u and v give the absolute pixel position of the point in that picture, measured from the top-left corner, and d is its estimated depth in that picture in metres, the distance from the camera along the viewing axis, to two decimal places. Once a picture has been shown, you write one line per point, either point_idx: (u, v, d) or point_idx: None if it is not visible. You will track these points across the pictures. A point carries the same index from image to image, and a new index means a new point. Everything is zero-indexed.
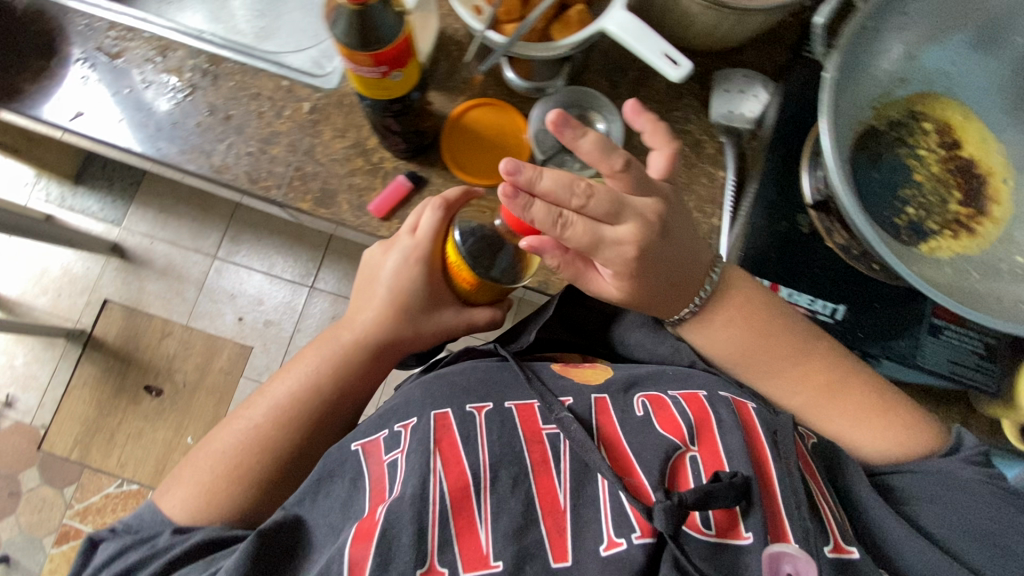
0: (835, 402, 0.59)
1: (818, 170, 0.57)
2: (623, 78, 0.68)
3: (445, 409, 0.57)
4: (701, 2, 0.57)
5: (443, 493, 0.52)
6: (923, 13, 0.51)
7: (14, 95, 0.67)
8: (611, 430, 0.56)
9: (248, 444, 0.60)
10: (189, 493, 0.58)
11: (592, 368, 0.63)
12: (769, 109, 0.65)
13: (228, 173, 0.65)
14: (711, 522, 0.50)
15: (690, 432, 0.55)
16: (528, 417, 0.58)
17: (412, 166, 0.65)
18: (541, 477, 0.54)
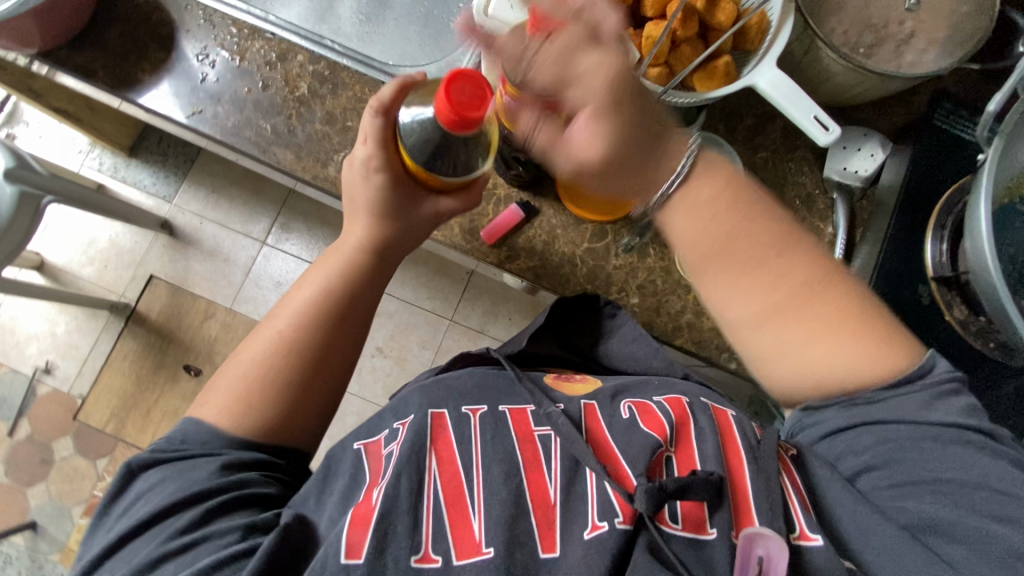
0: (809, 303, 0.51)
1: (943, 242, 0.59)
2: (740, 124, 0.67)
3: (441, 409, 0.55)
4: (847, 63, 0.57)
5: (438, 492, 0.49)
6: None
7: (131, 85, 0.66)
8: (598, 430, 0.53)
9: (264, 356, 0.56)
10: (218, 412, 0.54)
11: (583, 382, 0.61)
12: (888, 170, 0.65)
13: (343, 186, 0.65)
14: (678, 515, 0.48)
15: (672, 432, 0.52)
16: (523, 419, 0.55)
17: (524, 196, 0.65)
18: (531, 471, 0.51)
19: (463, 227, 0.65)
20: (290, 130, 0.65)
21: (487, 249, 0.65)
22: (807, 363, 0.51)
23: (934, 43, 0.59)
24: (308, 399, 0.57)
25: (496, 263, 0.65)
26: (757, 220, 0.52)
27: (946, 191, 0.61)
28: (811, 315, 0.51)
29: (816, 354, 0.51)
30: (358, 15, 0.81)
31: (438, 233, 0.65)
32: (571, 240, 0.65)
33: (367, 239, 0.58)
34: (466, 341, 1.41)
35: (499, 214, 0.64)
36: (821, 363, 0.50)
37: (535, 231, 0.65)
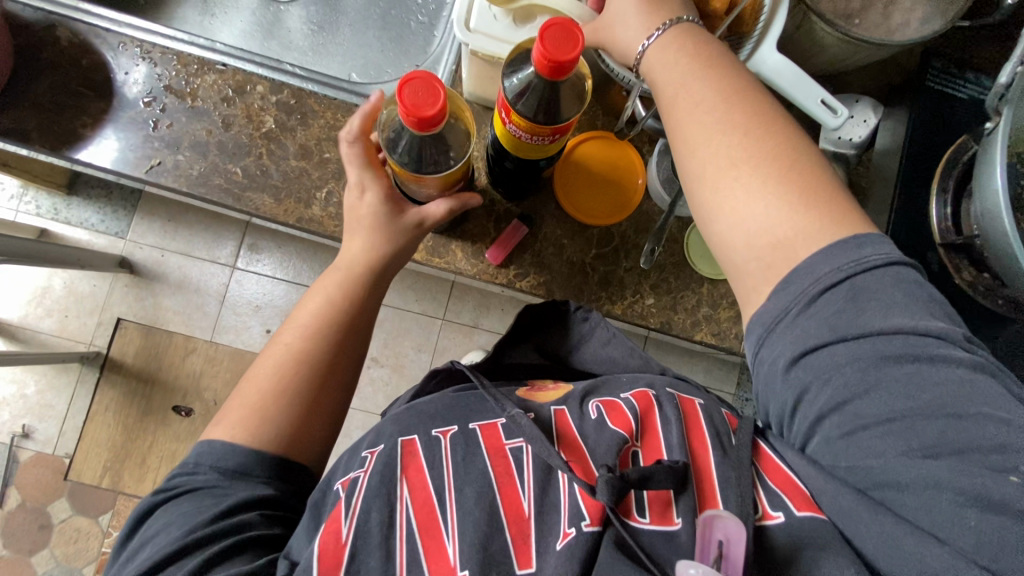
0: (781, 178, 0.44)
1: (947, 206, 0.60)
2: None
3: (411, 434, 0.51)
4: (839, 36, 0.55)
5: (409, 516, 0.47)
6: None
7: (73, 143, 0.59)
8: (569, 434, 0.51)
9: (284, 379, 0.52)
10: (238, 426, 0.51)
11: (555, 389, 0.60)
12: (883, 134, 0.64)
13: (331, 225, 0.60)
14: (646, 510, 0.46)
15: (639, 425, 0.51)
16: (495, 432, 0.51)
17: (524, 210, 0.62)
18: (506, 494, 0.48)
19: (465, 251, 0.61)
20: (263, 171, 0.60)
21: (494, 270, 0.62)
22: (757, 210, 0.43)
23: None
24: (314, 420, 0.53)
25: (506, 283, 0.62)
26: (726, 82, 0.47)
27: (948, 152, 0.61)
28: (786, 168, 0.44)
29: (764, 206, 0.43)
30: (308, 27, 0.76)
31: (441, 261, 0.61)
32: (578, 248, 0.63)
33: (375, 238, 0.53)
34: (463, 338, 1.37)
35: (504, 230, 0.61)
36: (765, 211, 0.43)
37: (540, 245, 0.63)
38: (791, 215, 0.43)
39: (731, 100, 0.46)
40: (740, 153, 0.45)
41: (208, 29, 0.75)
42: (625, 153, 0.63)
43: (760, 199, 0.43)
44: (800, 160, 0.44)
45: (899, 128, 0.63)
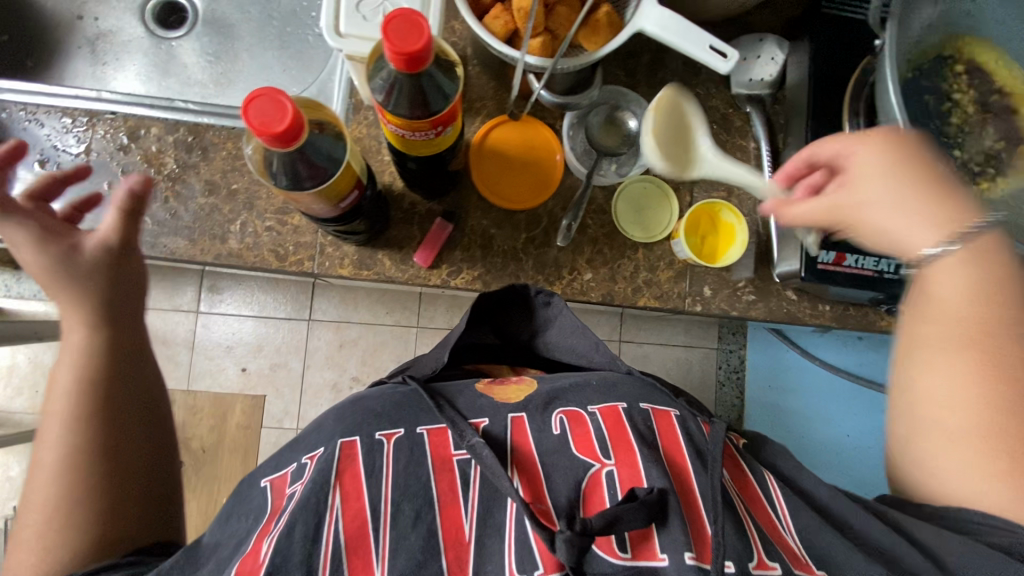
0: (1006, 387, 0.45)
1: (861, 129, 0.58)
2: (638, 64, 0.64)
3: (353, 438, 0.51)
4: None
5: (337, 534, 0.46)
6: None
7: None
8: (530, 451, 0.52)
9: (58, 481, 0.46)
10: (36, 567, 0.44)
11: (519, 383, 0.58)
12: (791, 69, 0.64)
13: (251, 256, 0.59)
14: (626, 544, 0.47)
15: (605, 445, 0.52)
16: (443, 442, 0.52)
17: (446, 207, 0.61)
18: (446, 503, 0.48)
19: (393, 258, 0.60)
20: (172, 215, 0.58)
21: (426, 272, 0.61)
22: (963, 480, 0.45)
23: None
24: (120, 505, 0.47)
25: (441, 283, 0.61)
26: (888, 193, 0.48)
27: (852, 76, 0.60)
28: (1002, 425, 0.44)
29: (973, 492, 0.45)
30: (205, 59, 0.74)
31: (371, 273, 0.60)
32: (508, 235, 0.62)
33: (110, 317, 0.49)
34: (441, 341, 1.36)
35: (427, 232, 0.60)
36: (956, 488, 0.45)
37: (473, 240, 0.62)
38: (977, 459, 0.44)
39: (939, 220, 0.47)
40: (1011, 407, 0.45)
41: (103, 80, 0.73)
42: (541, 133, 0.62)
43: (967, 368, 0.46)
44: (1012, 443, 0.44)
45: (805, 60, 0.62)
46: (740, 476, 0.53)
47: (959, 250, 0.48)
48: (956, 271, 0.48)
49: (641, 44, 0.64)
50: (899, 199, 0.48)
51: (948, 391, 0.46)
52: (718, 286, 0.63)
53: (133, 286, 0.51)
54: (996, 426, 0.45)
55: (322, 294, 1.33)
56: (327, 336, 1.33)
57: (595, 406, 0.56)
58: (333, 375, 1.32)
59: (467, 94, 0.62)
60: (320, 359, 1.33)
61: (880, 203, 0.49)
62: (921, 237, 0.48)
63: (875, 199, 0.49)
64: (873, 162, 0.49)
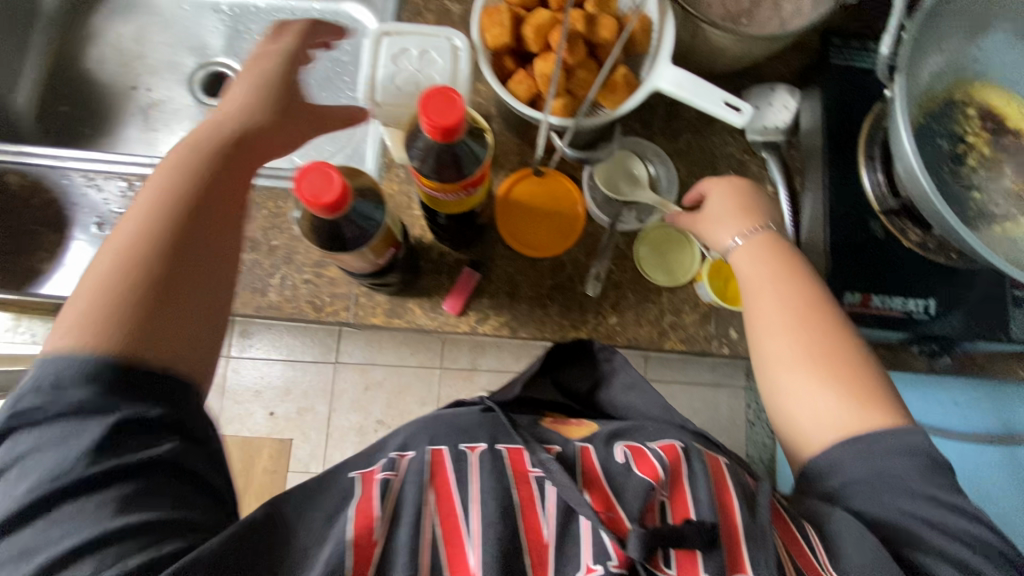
0: (829, 374, 0.51)
1: (878, 173, 0.60)
2: (653, 116, 0.67)
3: (440, 446, 0.52)
4: (732, 36, 0.57)
5: (434, 524, 0.47)
6: (956, 19, 0.53)
7: (33, 278, 0.62)
8: (595, 475, 0.52)
9: (117, 290, 0.40)
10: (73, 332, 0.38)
11: (580, 425, 0.61)
12: (805, 115, 0.65)
13: (289, 307, 0.61)
14: (673, 561, 0.46)
15: (666, 475, 0.51)
16: (521, 458, 0.52)
17: (474, 255, 0.64)
18: (526, 509, 0.49)
19: (423, 306, 0.62)
20: None
21: (455, 320, 0.62)
22: (831, 408, 0.51)
23: None
24: (180, 336, 0.41)
25: (469, 330, 0.63)
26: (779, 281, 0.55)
27: (867, 122, 0.62)
28: (843, 360, 0.52)
29: (835, 413, 0.50)
30: None
31: (402, 321, 0.62)
32: (533, 281, 0.64)
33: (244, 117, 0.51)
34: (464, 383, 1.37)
35: (455, 280, 0.63)
36: (833, 418, 0.50)
37: (503, 286, 0.63)
38: (837, 411, 0.50)
39: (746, 221, 0.57)
40: (823, 330, 0.53)
41: (154, 145, 0.79)
42: (559, 181, 0.64)
43: (789, 337, 0.53)
44: (863, 385, 0.51)
45: (818, 106, 0.64)
46: (791, 538, 0.48)
47: (750, 240, 0.57)
48: (751, 254, 0.56)
49: (656, 98, 0.66)
50: (733, 210, 0.58)
51: (820, 405, 0.51)
52: (744, 329, 0.63)
53: (242, 158, 0.48)
54: (835, 376, 0.51)
55: (348, 337, 1.36)
56: (353, 379, 1.35)
57: (654, 440, 0.55)
58: (359, 418, 1.33)
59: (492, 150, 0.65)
60: (346, 402, 1.34)
61: (720, 195, 0.59)
62: (727, 230, 0.58)
63: (716, 200, 0.59)
64: (722, 185, 0.60)
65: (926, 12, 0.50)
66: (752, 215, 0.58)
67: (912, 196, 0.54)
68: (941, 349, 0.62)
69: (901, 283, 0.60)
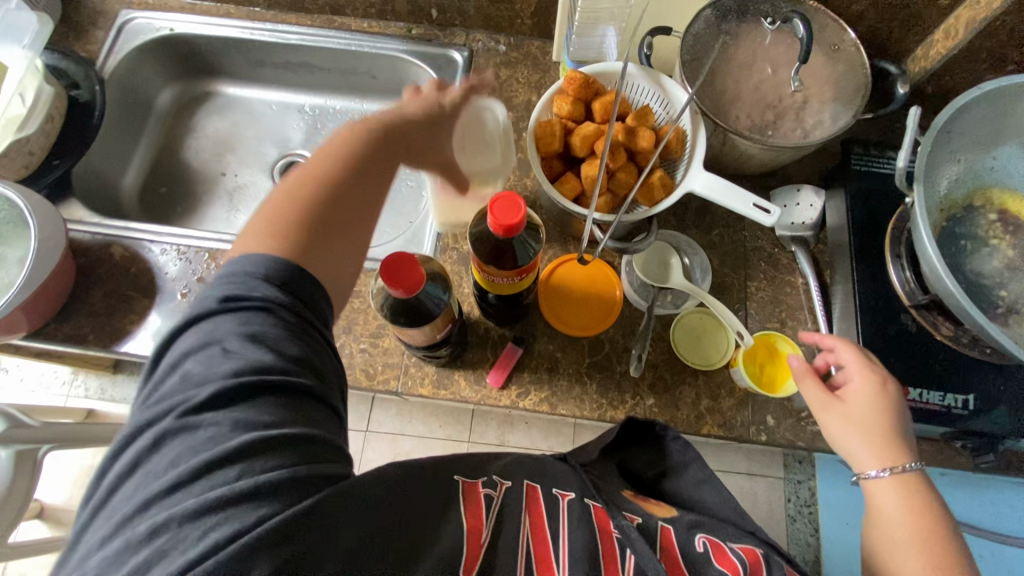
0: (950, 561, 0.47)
1: (905, 270, 0.63)
2: (687, 211, 0.73)
3: (535, 482, 0.53)
4: (759, 144, 0.64)
5: (526, 546, 0.45)
6: (966, 135, 0.58)
7: (121, 337, 0.68)
8: (673, 556, 0.50)
9: (309, 202, 0.45)
10: (259, 233, 0.43)
11: (660, 506, 0.59)
12: (831, 212, 0.70)
13: (345, 374, 0.66)
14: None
15: (747, 571, 0.51)
16: (604, 516, 0.51)
17: (517, 332, 0.68)
18: (609, 565, 0.46)
19: (468, 378, 0.66)
20: None
21: (497, 393, 0.66)
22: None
23: (826, 100, 0.67)
24: (330, 254, 0.44)
25: (511, 404, 0.66)
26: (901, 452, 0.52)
27: (891, 220, 0.66)
28: (944, 547, 0.47)
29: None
30: None
31: (448, 392, 0.66)
32: (573, 359, 0.67)
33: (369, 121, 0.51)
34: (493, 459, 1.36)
35: (499, 355, 0.67)
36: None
37: (545, 364, 0.67)
38: (916, 571, 0.47)
39: (870, 431, 0.53)
40: (926, 530, 0.48)
41: (234, 223, 0.90)
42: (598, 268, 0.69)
43: (909, 548, 0.48)
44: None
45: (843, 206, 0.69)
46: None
47: (895, 475, 0.51)
48: (891, 492, 0.50)
49: (688, 195, 0.73)
50: (869, 435, 0.52)
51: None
52: (781, 416, 0.64)
53: (395, 143, 0.53)
54: (934, 562, 0.46)
55: (382, 406, 1.38)
56: (383, 449, 1.36)
57: (736, 544, 0.55)
58: None
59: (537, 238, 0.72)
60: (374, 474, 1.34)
61: (854, 412, 0.54)
62: (867, 462, 0.52)
63: (846, 412, 0.54)
64: (858, 400, 0.54)
65: (940, 128, 0.55)
66: (899, 451, 0.52)
67: (940, 293, 0.57)
68: (984, 447, 0.61)
69: (937, 377, 0.61)
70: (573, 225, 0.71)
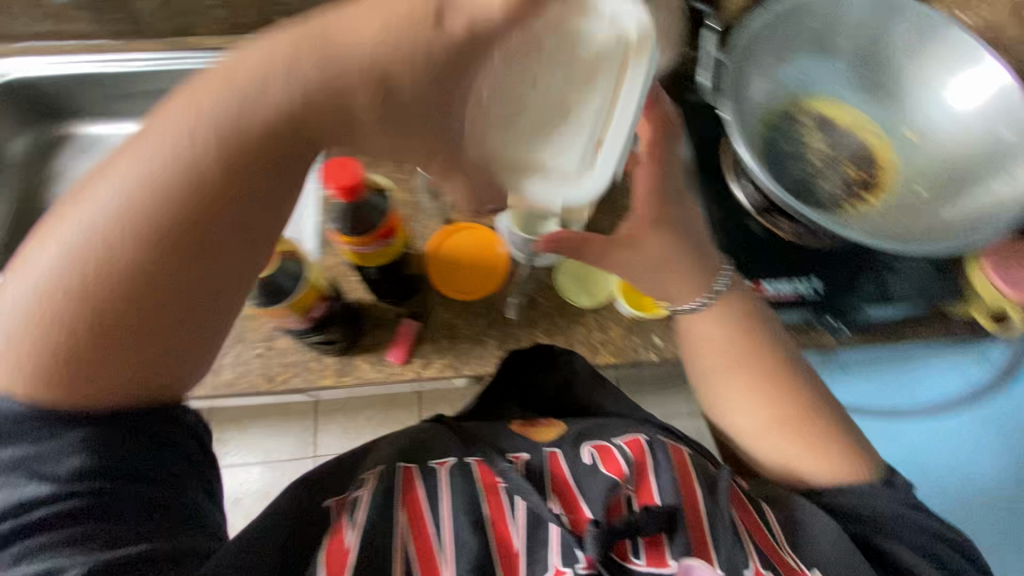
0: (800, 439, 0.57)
1: (746, 183, 0.69)
2: None
3: (409, 464, 0.57)
4: None
5: (404, 542, 0.50)
6: (767, 52, 0.67)
7: None
8: (565, 480, 0.57)
9: (99, 279, 0.37)
10: (42, 322, 0.37)
11: (547, 424, 0.64)
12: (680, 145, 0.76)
13: (242, 382, 0.65)
14: (642, 551, 0.51)
15: (630, 469, 0.57)
16: (488, 470, 0.56)
17: (413, 308, 0.70)
18: (496, 520, 0.53)
19: (370, 362, 0.67)
20: None
21: (400, 369, 0.67)
22: (788, 459, 0.57)
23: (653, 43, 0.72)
24: (156, 343, 0.39)
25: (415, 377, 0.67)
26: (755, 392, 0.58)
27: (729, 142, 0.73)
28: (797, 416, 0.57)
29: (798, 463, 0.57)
30: None
31: (352, 378, 0.66)
32: (470, 323, 0.70)
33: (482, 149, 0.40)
34: None
35: (396, 333, 0.68)
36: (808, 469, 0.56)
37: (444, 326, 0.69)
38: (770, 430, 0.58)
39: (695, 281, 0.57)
40: (786, 394, 0.58)
41: None
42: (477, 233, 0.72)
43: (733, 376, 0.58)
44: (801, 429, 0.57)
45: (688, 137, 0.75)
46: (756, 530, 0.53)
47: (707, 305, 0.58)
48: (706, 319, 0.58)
49: None
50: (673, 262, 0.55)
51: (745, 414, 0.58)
52: (668, 335, 0.69)
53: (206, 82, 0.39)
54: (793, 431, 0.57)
55: (325, 427, 1.33)
56: None
57: (621, 437, 0.61)
58: None
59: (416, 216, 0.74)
60: None
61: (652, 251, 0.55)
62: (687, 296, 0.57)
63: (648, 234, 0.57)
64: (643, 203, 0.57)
65: (740, 48, 0.64)
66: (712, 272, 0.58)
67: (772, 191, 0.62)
68: (840, 323, 0.67)
69: (786, 269, 0.67)
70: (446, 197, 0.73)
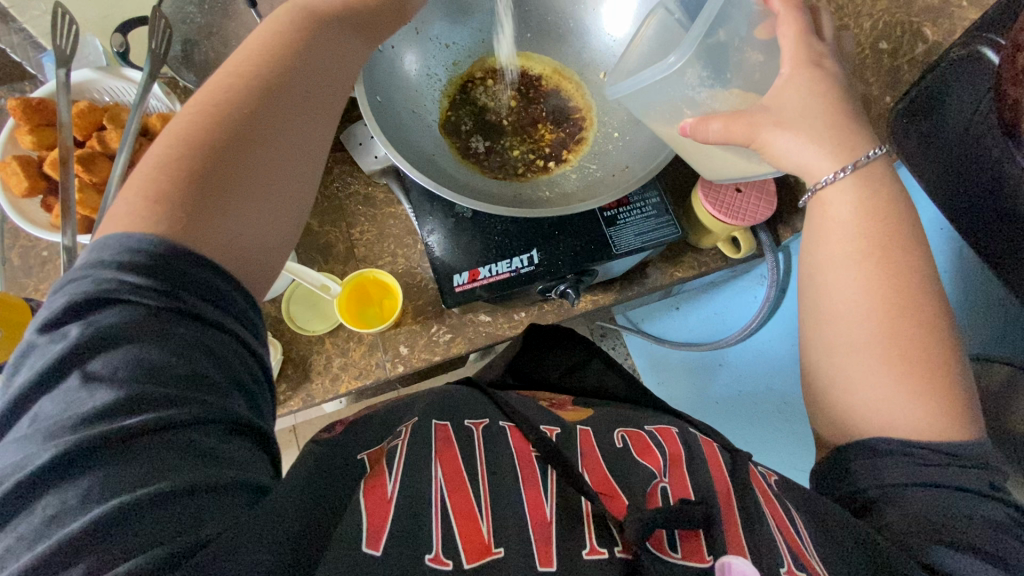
0: (912, 379, 0.42)
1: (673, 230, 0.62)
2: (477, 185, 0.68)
3: (445, 421, 0.46)
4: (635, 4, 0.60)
5: (443, 493, 0.39)
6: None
7: None
8: (595, 455, 0.47)
9: (209, 179, 0.35)
10: (157, 219, 0.34)
11: (577, 410, 0.58)
12: (652, 193, 0.64)
13: None
14: (677, 544, 0.39)
15: (666, 463, 0.47)
16: (521, 438, 0.46)
17: (291, 334, 0.65)
18: (528, 487, 0.41)
19: (298, 365, 0.64)
20: None
21: (317, 380, 0.64)
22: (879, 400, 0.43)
23: None
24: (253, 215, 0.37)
25: (345, 390, 0.64)
26: (889, 309, 0.43)
27: (683, 214, 0.66)
28: (900, 334, 0.43)
29: (896, 414, 0.43)
30: None
31: (294, 375, 0.64)
32: (364, 352, 0.65)
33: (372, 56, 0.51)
34: None
35: (329, 329, 0.65)
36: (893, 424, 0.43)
37: (321, 342, 0.65)
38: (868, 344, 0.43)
39: (862, 216, 0.45)
40: None
41: None
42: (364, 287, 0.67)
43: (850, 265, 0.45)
44: (906, 354, 0.43)
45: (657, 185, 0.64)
46: (773, 506, 0.44)
47: (855, 174, 0.45)
48: (851, 192, 0.45)
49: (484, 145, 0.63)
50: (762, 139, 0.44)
51: None
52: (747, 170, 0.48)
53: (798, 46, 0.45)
54: (900, 363, 0.43)
55: None
56: None
57: (651, 427, 0.54)
58: None
59: (342, 219, 0.70)
60: None
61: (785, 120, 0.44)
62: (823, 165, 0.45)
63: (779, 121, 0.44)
64: (801, 106, 0.45)
65: None
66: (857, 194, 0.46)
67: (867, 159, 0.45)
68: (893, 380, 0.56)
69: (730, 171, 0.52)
70: (387, 202, 0.71)
